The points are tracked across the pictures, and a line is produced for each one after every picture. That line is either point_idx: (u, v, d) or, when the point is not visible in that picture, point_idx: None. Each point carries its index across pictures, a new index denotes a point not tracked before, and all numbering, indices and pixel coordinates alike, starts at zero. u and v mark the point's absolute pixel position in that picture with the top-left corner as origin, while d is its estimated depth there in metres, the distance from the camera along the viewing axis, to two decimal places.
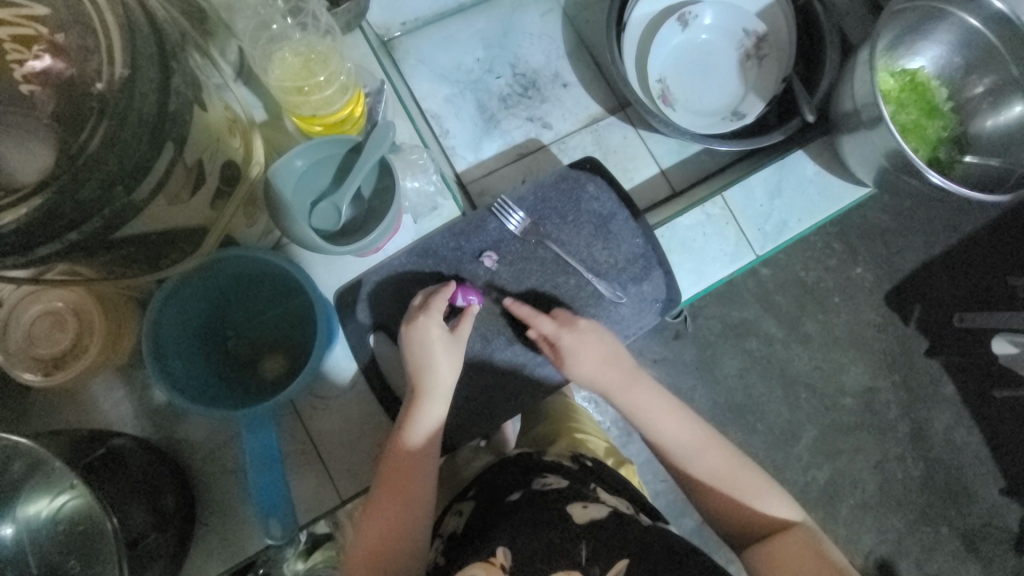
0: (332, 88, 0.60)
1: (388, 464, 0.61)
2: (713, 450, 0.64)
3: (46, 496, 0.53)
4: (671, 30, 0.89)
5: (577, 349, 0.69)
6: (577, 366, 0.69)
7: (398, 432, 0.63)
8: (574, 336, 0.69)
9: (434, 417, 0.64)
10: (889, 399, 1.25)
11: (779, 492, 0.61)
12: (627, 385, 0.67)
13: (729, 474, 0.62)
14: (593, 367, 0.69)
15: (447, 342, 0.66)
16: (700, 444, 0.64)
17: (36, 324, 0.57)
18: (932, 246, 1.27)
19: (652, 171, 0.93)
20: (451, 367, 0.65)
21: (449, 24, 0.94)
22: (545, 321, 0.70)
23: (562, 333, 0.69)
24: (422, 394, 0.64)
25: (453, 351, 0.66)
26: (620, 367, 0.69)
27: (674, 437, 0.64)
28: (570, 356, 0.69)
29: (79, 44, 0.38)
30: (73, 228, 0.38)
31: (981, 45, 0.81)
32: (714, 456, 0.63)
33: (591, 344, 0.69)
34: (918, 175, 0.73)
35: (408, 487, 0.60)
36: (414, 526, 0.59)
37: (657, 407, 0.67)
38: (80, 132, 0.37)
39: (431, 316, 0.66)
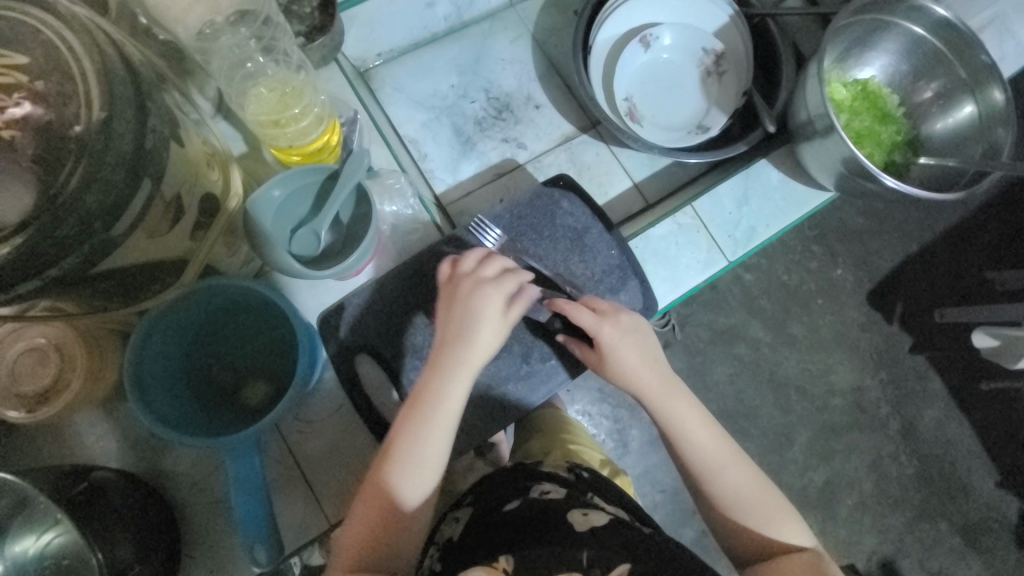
0: (307, 119, 0.63)
1: (400, 436, 0.58)
2: (740, 469, 0.62)
3: (33, 534, 0.51)
4: (634, 51, 0.93)
5: (619, 347, 0.66)
6: (618, 364, 0.66)
7: (420, 401, 0.59)
8: (616, 336, 0.66)
9: (458, 397, 0.60)
10: (878, 397, 1.27)
11: (794, 517, 0.61)
12: (666, 391, 0.65)
13: (750, 496, 0.61)
14: (631, 368, 0.66)
15: (488, 322, 0.61)
16: (726, 464, 0.62)
17: (19, 361, 0.58)
18: (906, 245, 1.31)
19: (626, 185, 0.96)
20: (485, 352, 0.61)
21: (423, 54, 0.98)
22: (585, 315, 0.67)
23: (604, 329, 0.66)
24: (445, 377, 0.60)
25: (492, 333, 0.62)
26: (659, 371, 0.66)
27: (703, 453, 0.63)
28: (611, 354, 0.66)
29: (57, 90, 0.40)
30: (52, 265, 0.40)
31: (926, 52, 0.86)
32: (739, 477, 0.62)
33: (632, 345, 0.66)
34: (873, 178, 0.77)
35: (419, 462, 0.57)
36: (415, 504, 0.57)
37: (689, 418, 0.64)
38: (58, 173, 0.39)
39: (474, 292, 0.61)
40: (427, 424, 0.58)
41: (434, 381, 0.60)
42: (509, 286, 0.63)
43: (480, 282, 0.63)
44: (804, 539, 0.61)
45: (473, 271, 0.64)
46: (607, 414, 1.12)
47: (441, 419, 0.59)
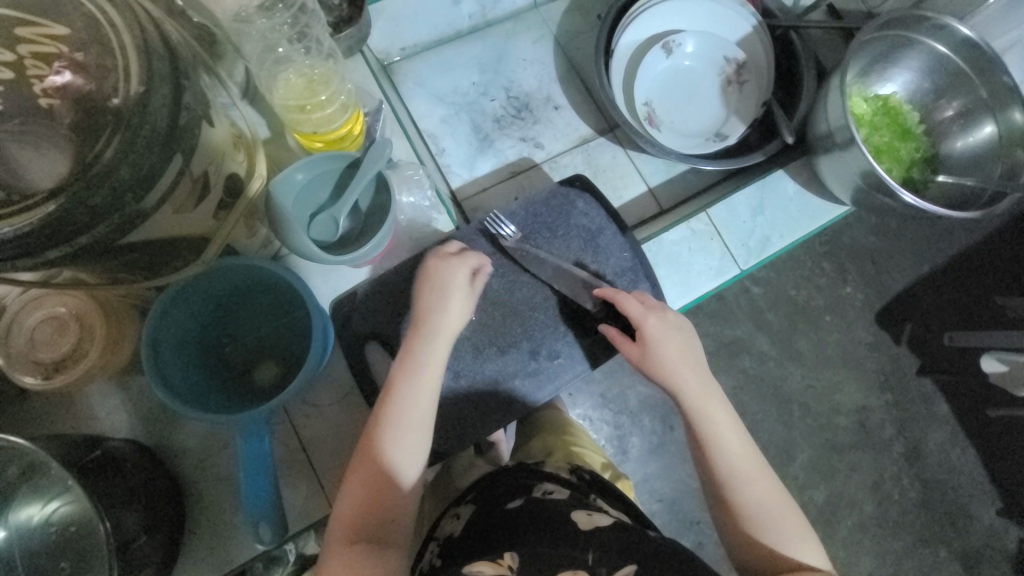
0: (333, 107, 0.64)
1: (384, 404, 0.60)
2: (763, 481, 0.62)
3: (39, 503, 0.57)
4: (656, 57, 0.94)
5: (662, 339, 0.69)
6: (659, 355, 0.68)
7: (399, 373, 0.62)
8: (660, 328, 0.70)
9: (436, 362, 0.63)
10: (882, 418, 1.26)
11: (812, 541, 0.60)
12: (701, 388, 0.67)
13: (772, 510, 0.61)
14: (672, 362, 0.68)
15: (455, 293, 0.67)
16: (751, 474, 0.62)
17: (38, 329, 0.59)
18: (918, 265, 1.30)
19: (641, 190, 0.96)
20: (457, 321, 0.66)
21: (446, 50, 0.99)
22: (634, 304, 0.71)
23: (648, 320, 0.70)
24: (423, 348, 0.63)
25: (460, 304, 0.66)
26: (699, 372, 0.68)
27: (730, 457, 0.63)
28: (653, 345, 0.69)
29: (97, 62, 0.41)
30: (82, 232, 0.40)
31: (948, 70, 0.85)
32: (763, 489, 0.62)
33: (674, 339, 0.69)
34: (891, 194, 0.77)
35: (405, 427, 0.59)
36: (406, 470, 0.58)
37: (722, 423, 0.65)
38: (94, 143, 0.39)
39: (444, 268, 0.67)
40: (409, 395, 0.60)
41: (413, 353, 0.63)
42: (473, 262, 0.69)
43: (446, 260, 0.68)
44: (818, 563, 0.59)
45: (435, 254, 0.69)
46: (608, 420, 1.11)
47: (423, 388, 0.61)
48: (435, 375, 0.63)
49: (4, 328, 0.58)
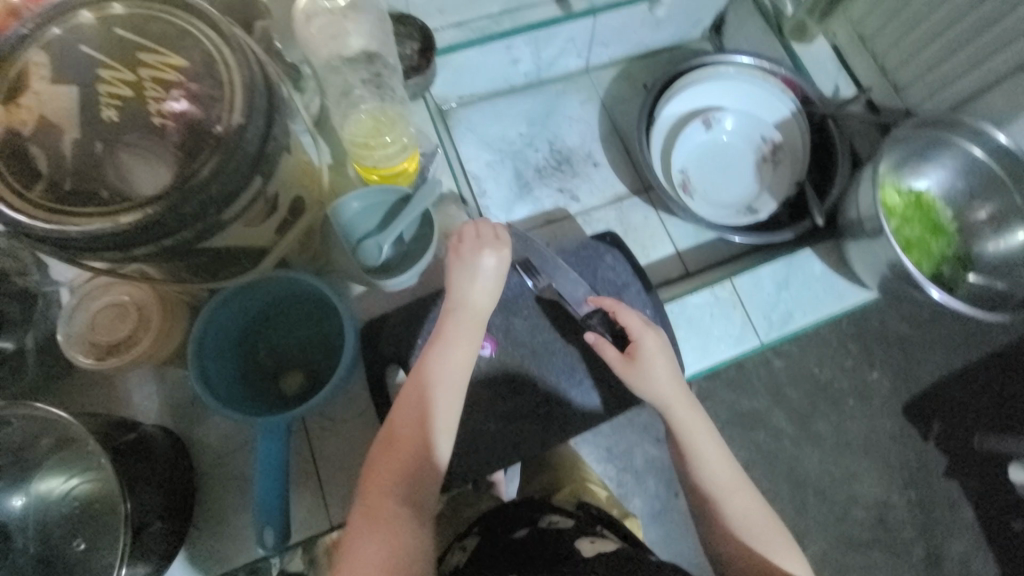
0: (393, 146, 0.69)
1: (411, 394, 0.63)
2: (746, 497, 0.66)
3: (60, 476, 0.61)
4: (696, 129, 0.99)
5: (652, 355, 0.71)
6: (650, 368, 0.71)
7: (431, 354, 0.66)
8: (652, 342, 0.72)
9: (462, 354, 0.66)
10: (903, 517, 1.20)
11: (794, 549, 0.64)
12: (687, 405, 0.70)
13: (756, 520, 0.64)
14: (662, 377, 0.71)
15: (479, 280, 0.69)
16: (736, 486, 0.66)
17: (100, 313, 0.64)
18: (948, 360, 1.27)
19: (669, 252, 1.00)
20: (486, 303, 0.69)
21: (499, 101, 1.07)
22: (629, 317, 0.74)
23: (645, 332, 0.73)
24: (457, 327, 0.67)
25: (483, 298, 0.69)
26: (682, 385, 0.71)
27: (716, 472, 0.67)
28: (645, 360, 0.71)
29: (208, 92, 0.47)
30: (169, 234, 0.46)
31: (984, 174, 0.87)
32: (747, 500, 0.66)
33: (665, 355, 0.72)
34: (918, 287, 0.78)
35: (433, 415, 0.62)
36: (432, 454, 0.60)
37: (706, 436, 0.69)
38: (195, 161, 0.45)
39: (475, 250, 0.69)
40: (444, 371, 0.64)
41: (448, 331, 0.66)
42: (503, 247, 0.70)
43: (471, 250, 0.69)
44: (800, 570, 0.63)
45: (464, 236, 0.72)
46: (612, 476, 1.09)
47: (456, 365, 0.65)
48: (468, 354, 0.66)
49: (71, 308, 0.64)
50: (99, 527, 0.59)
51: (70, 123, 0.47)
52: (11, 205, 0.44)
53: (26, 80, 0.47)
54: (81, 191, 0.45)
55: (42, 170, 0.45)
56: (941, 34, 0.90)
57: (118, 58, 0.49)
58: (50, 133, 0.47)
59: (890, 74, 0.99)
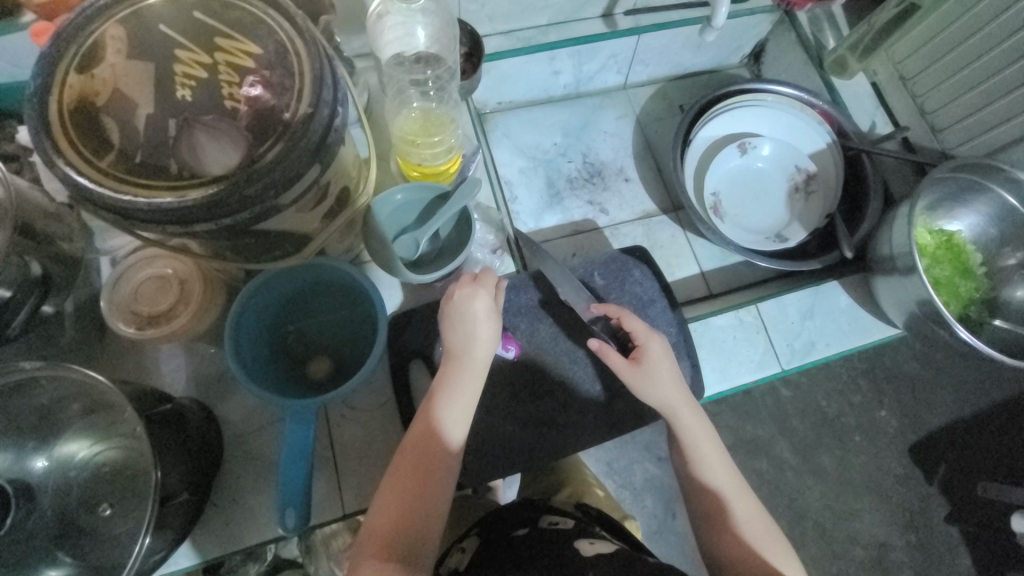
0: (440, 147, 0.71)
1: (416, 428, 0.62)
2: (748, 502, 0.66)
3: (87, 440, 0.63)
4: (731, 153, 1.00)
5: (657, 362, 0.70)
6: (655, 374, 0.70)
7: (431, 405, 0.64)
8: (658, 348, 0.72)
9: (462, 404, 0.64)
10: (902, 559, 1.19)
11: (794, 557, 0.63)
12: (690, 409, 0.70)
13: (756, 526, 0.64)
14: (666, 383, 0.70)
15: (481, 319, 0.66)
16: (736, 492, 0.67)
17: (143, 284, 0.66)
18: (960, 404, 1.26)
19: (693, 271, 1.00)
20: (488, 342, 0.66)
21: (537, 111, 1.09)
22: (636, 324, 0.73)
23: (647, 338, 0.72)
24: (456, 370, 0.65)
25: (490, 329, 0.66)
26: (684, 392, 0.71)
27: (717, 477, 0.67)
28: (651, 363, 0.70)
29: (280, 81, 0.49)
30: (230, 214, 0.47)
31: (1017, 221, 0.87)
32: (746, 507, 0.66)
33: (671, 362, 0.72)
34: (947, 327, 0.77)
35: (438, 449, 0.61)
36: (428, 509, 0.60)
37: (705, 443, 0.69)
38: (263, 145, 0.47)
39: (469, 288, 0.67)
40: (440, 422, 0.62)
41: (448, 378, 0.65)
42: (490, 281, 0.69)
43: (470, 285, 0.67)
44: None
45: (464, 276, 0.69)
46: (611, 491, 1.09)
47: (456, 412, 0.63)
48: (467, 401, 0.64)
49: (115, 277, 0.66)
50: (122, 492, 0.60)
51: (144, 97, 0.49)
52: (83, 173, 0.45)
53: (104, 53, 0.49)
54: (151, 165, 0.46)
55: (114, 141, 0.47)
56: (984, 79, 0.91)
57: (194, 39, 0.50)
58: (122, 105, 0.48)
59: (929, 116, 0.99)
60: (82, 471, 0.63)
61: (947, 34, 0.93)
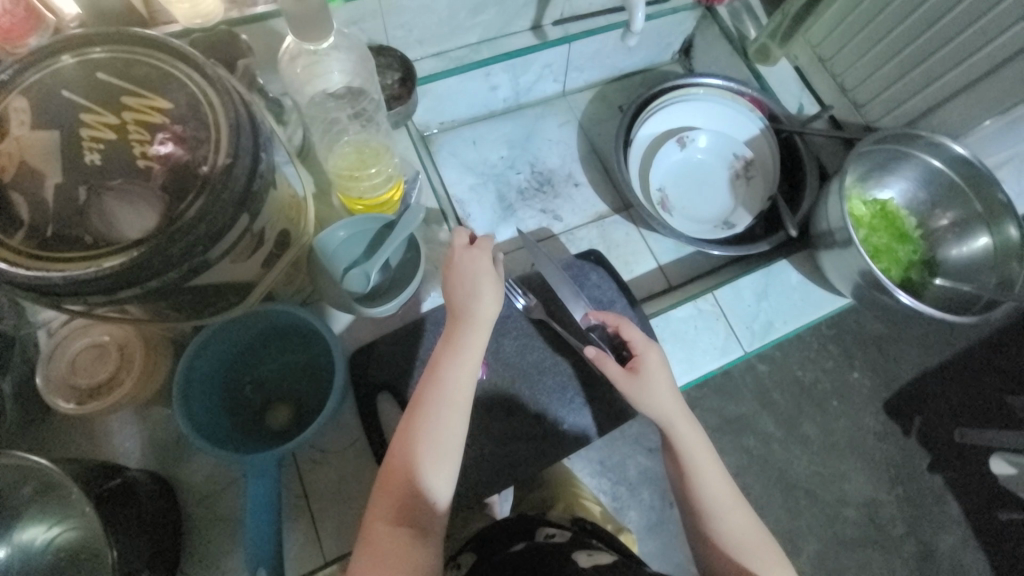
0: (379, 177, 0.71)
1: (422, 391, 0.61)
2: (742, 513, 0.66)
3: (42, 525, 0.59)
4: (671, 149, 1.03)
5: (655, 373, 0.71)
6: (652, 384, 0.70)
7: (435, 370, 0.62)
8: (656, 359, 0.72)
9: (468, 370, 0.62)
10: (892, 513, 1.22)
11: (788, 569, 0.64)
12: (687, 419, 0.70)
13: (750, 540, 0.65)
14: (662, 394, 0.70)
15: (481, 286, 0.65)
16: (731, 506, 0.66)
17: (80, 355, 0.63)
18: (924, 357, 1.31)
19: (651, 267, 1.02)
20: (491, 306, 0.65)
21: (480, 127, 1.09)
22: (634, 332, 0.73)
23: (647, 348, 0.72)
24: (460, 336, 0.64)
25: (493, 287, 0.65)
26: (681, 403, 0.70)
27: (712, 492, 0.67)
28: (648, 374, 0.71)
29: (194, 135, 0.48)
30: (154, 277, 0.46)
31: (943, 183, 0.93)
32: (741, 521, 0.66)
33: (665, 373, 0.71)
34: (888, 293, 0.81)
35: (446, 409, 0.60)
36: (440, 476, 0.58)
37: (700, 455, 0.68)
38: (181, 203, 0.46)
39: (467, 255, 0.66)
40: (445, 391, 0.61)
41: (452, 343, 0.63)
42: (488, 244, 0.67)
43: (465, 251, 0.67)
44: None
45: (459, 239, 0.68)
46: (606, 490, 1.09)
47: (462, 379, 0.61)
48: (473, 367, 0.62)
49: (49, 352, 0.63)
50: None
51: (52, 167, 0.47)
52: None
53: (6, 126, 0.47)
54: (63, 237, 0.45)
55: (23, 217, 0.45)
56: (895, 53, 0.96)
57: (100, 101, 0.49)
58: (29, 178, 0.46)
59: (850, 92, 1.05)
60: (42, 559, 0.59)
61: (857, 14, 0.99)
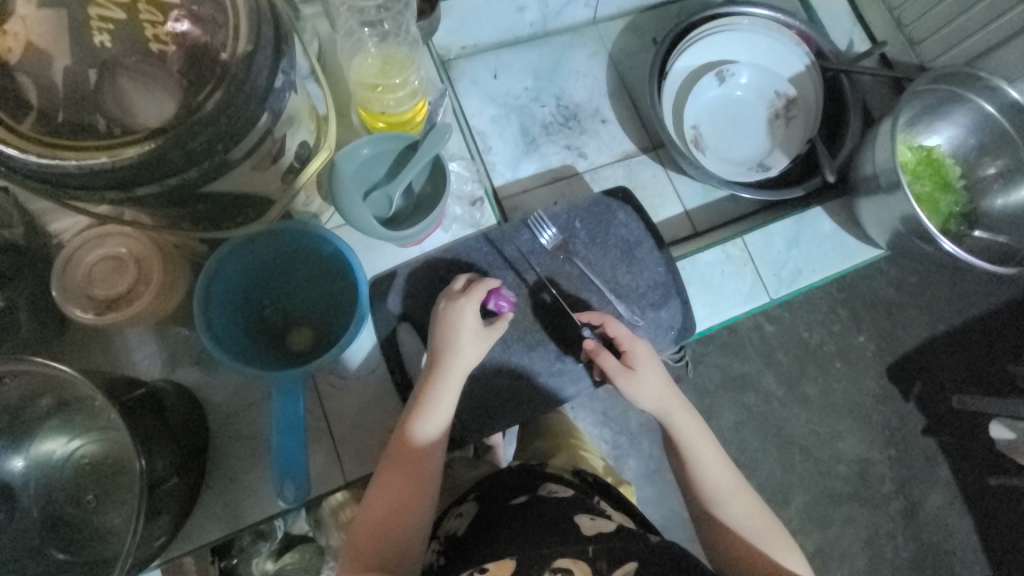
0: (404, 91, 0.66)
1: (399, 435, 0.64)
2: (746, 499, 0.65)
3: (64, 437, 0.60)
4: (708, 84, 0.96)
5: (648, 364, 0.69)
6: (643, 378, 0.69)
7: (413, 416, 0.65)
8: (645, 351, 0.70)
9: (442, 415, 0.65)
10: (883, 472, 1.24)
11: (797, 552, 0.63)
12: (683, 409, 0.69)
13: (756, 524, 0.64)
14: (655, 387, 0.69)
15: (463, 336, 0.66)
16: (734, 492, 0.65)
17: (96, 266, 0.61)
18: (933, 323, 1.29)
19: (677, 211, 0.98)
20: (470, 357, 0.66)
21: (504, 53, 1.02)
22: (620, 328, 0.72)
23: (636, 341, 0.71)
24: (440, 382, 0.66)
25: (478, 343, 0.66)
26: (674, 394, 0.69)
27: (713, 479, 0.66)
28: (641, 368, 0.69)
29: (213, 18, 0.43)
30: (174, 173, 0.43)
31: (995, 129, 0.87)
32: (746, 506, 0.65)
33: (657, 365, 0.70)
34: (931, 240, 0.78)
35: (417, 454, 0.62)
36: (408, 519, 0.60)
37: (699, 444, 0.67)
38: (199, 93, 0.42)
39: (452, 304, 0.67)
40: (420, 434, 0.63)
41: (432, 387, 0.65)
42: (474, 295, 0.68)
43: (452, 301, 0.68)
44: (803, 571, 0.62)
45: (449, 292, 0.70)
46: (607, 438, 1.10)
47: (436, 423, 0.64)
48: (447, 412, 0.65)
49: (63, 262, 0.61)
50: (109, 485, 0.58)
51: (58, 46, 0.42)
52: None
53: None
54: (76, 124, 0.41)
55: (32, 101, 0.41)
56: None
57: None
58: (35, 58, 0.41)
59: (906, 28, 0.97)
60: (65, 470, 0.61)
61: None
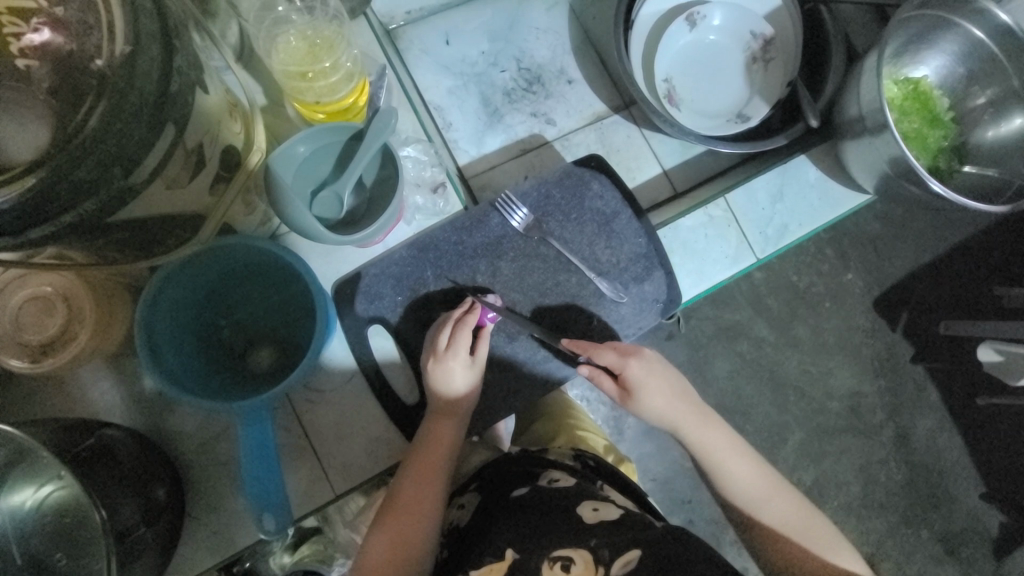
0: (337, 75, 0.59)
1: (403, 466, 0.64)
2: (782, 498, 0.67)
3: (31, 486, 0.54)
4: (679, 30, 0.88)
5: (645, 382, 0.69)
6: (641, 398, 0.69)
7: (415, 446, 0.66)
8: (639, 368, 0.69)
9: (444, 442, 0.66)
10: (874, 403, 1.25)
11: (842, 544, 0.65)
12: (695, 420, 0.70)
13: (798, 520, 0.66)
14: (657, 403, 0.69)
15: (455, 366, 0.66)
16: (769, 491, 0.67)
17: (24, 308, 0.56)
18: (919, 253, 1.26)
19: (655, 172, 0.93)
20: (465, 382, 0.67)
21: (454, 15, 0.93)
22: (607, 354, 0.69)
23: (628, 362, 0.69)
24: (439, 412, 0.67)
25: (468, 369, 0.67)
26: (684, 403, 0.70)
27: (746, 484, 0.67)
28: (638, 389, 0.69)
29: (78, 18, 0.36)
30: (67, 209, 0.37)
31: (984, 55, 0.81)
32: (782, 504, 0.67)
33: (656, 380, 0.69)
34: (920, 182, 0.73)
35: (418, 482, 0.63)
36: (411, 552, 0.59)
37: (726, 453, 0.69)
38: (78, 109, 0.36)
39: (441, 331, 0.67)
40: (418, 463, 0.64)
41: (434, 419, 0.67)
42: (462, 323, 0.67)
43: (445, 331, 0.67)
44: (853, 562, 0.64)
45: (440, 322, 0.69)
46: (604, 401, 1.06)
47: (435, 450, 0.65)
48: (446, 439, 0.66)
49: None
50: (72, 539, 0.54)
51: None
52: None
53: None
54: None
55: None
56: None
57: None
58: None
59: None
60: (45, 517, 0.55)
61: None
